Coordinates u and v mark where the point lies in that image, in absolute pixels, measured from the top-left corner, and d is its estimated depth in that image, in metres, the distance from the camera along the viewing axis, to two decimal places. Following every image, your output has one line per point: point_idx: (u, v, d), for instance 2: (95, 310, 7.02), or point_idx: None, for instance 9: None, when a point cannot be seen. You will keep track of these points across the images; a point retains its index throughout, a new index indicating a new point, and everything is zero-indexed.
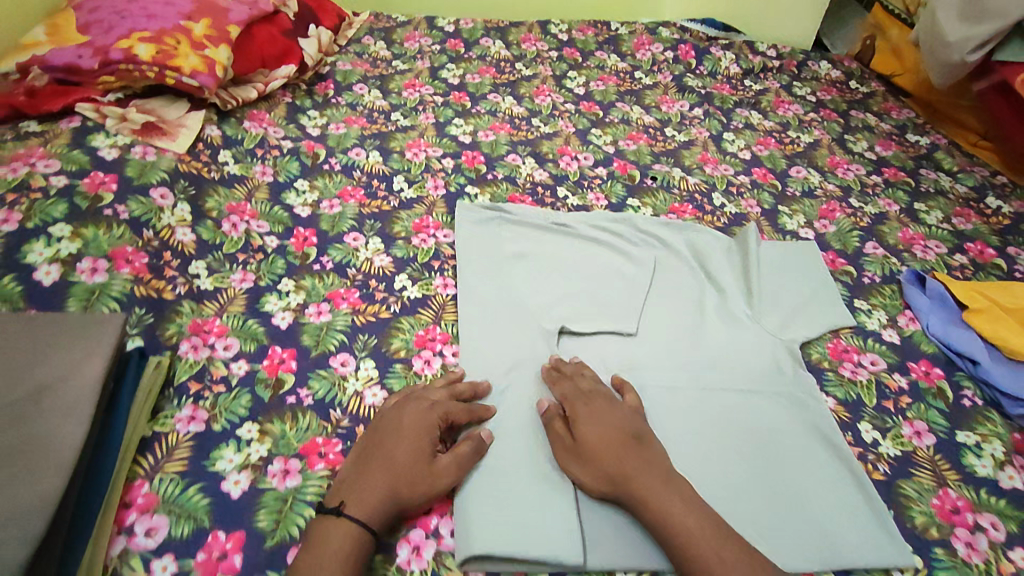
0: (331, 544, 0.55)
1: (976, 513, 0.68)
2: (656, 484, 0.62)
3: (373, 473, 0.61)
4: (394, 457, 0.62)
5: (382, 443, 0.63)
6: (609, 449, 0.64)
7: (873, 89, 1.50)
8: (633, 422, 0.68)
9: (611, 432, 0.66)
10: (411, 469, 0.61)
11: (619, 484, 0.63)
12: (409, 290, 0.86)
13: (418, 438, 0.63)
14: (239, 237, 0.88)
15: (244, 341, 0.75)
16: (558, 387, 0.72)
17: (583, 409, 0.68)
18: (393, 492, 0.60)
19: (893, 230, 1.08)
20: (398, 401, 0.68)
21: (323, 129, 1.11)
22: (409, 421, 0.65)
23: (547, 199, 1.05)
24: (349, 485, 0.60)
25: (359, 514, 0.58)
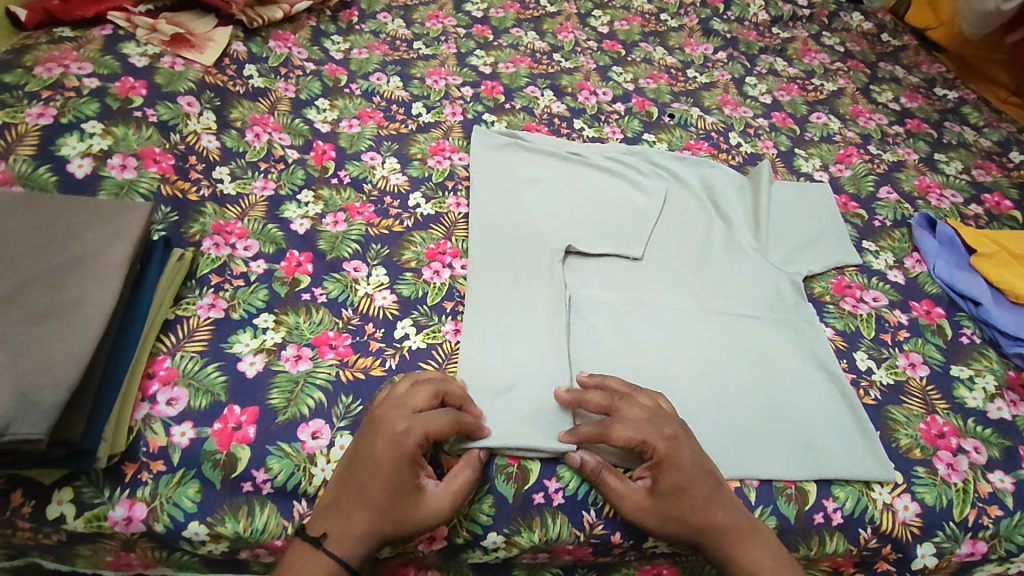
0: (310, 573, 0.55)
1: (960, 438, 0.71)
2: (742, 534, 0.60)
3: (351, 513, 0.57)
4: (369, 497, 0.56)
5: (359, 479, 0.57)
6: (697, 501, 0.60)
7: (906, 43, 1.47)
8: (709, 462, 0.63)
9: (698, 482, 0.60)
10: (390, 509, 0.56)
11: (708, 533, 0.60)
12: (422, 207, 0.88)
13: (395, 472, 0.57)
14: (261, 147, 0.91)
15: (264, 243, 0.79)
16: (616, 428, 0.61)
17: (665, 453, 0.60)
18: (376, 531, 0.56)
19: (910, 178, 1.07)
20: (376, 415, 0.60)
21: (345, 53, 1.12)
22: (384, 450, 0.57)
23: (563, 130, 1.06)
24: (332, 510, 0.57)
25: (340, 551, 0.56)
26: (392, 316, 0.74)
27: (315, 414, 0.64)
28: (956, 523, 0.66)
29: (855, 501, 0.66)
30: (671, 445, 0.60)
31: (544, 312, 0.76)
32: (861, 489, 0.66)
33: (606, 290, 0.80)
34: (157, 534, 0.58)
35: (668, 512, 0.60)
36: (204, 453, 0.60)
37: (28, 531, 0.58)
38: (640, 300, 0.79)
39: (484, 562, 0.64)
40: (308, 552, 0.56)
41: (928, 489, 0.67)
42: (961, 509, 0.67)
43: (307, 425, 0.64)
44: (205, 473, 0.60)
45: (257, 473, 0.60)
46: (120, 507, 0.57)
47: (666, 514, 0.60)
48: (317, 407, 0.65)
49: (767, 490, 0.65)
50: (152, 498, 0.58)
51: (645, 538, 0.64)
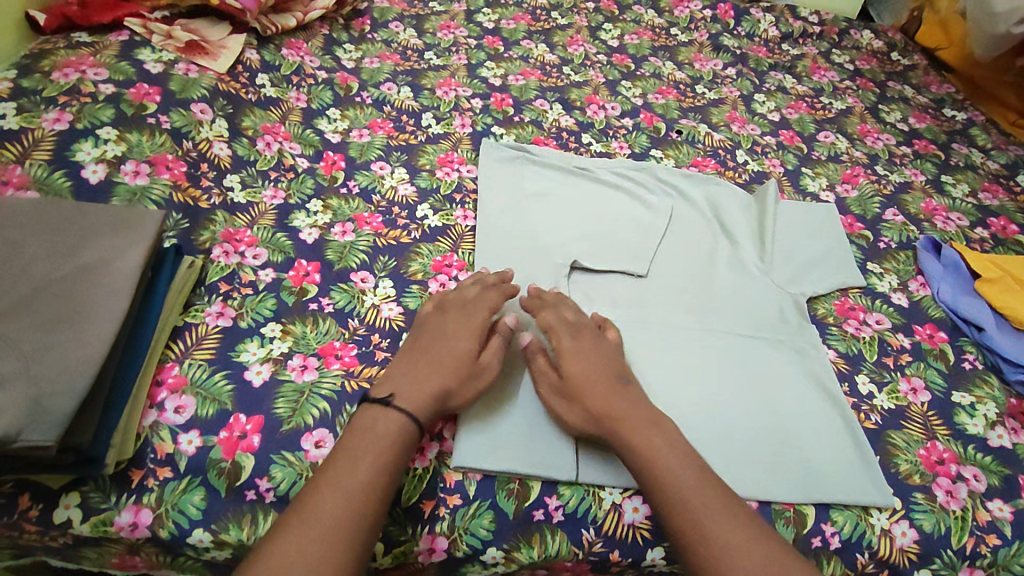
0: (378, 426, 0.60)
1: (960, 465, 0.71)
2: (641, 426, 0.64)
3: (416, 371, 0.65)
4: (437, 355, 0.67)
5: (430, 351, 0.67)
6: (593, 389, 0.66)
7: (915, 63, 1.47)
8: (616, 362, 0.70)
9: (597, 376, 0.67)
10: (459, 363, 0.66)
11: (604, 422, 0.64)
12: (430, 219, 0.89)
13: (463, 334, 0.69)
14: (272, 155, 0.92)
15: (273, 252, 0.80)
16: (544, 314, 0.73)
17: (568, 348, 0.70)
18: (442, 385, 0.64)
19: (917, 200, 1.08)
20: (441, 311, 0.72)
21: (357, 62, 1.13)
22: (456, 325, 0.70)
23: (571, 144, 1.07)
24: (398, 378, 0.65)
25: (408, 406, 0.62)
26: (398, 327, 0.75)
27: (319, 424, 0.65)
28: (954, 550, 0.66)
29: (853, 526, 0.66)
30: (577, 340, 0.70)
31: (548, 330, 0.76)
32: (860, 514, 0.67)
33: (610, 308, 0.81)
34: (161, 539, 0.59)
35: (567, 394, 0.67)
36: (209, 461, 0.61)
37: (35, 534, 0.59)
38: (644, 318, 0.80)
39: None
40: (373, 410, 0.61)
41: (927, 517, 0.67)
42: (959, 537, 0.67)
43: (311, 434, 0.64)
44: (210, 481, 0.61)
45: (261, 481, 0.61)
46: (126, 512, 0.58)
47: (564, 395, 0.67)
48: (321, 417, 0.65)
49: (766, 513, 0.66)
50: (157, 504, 0.59)
51: (644, 557, 0.65)
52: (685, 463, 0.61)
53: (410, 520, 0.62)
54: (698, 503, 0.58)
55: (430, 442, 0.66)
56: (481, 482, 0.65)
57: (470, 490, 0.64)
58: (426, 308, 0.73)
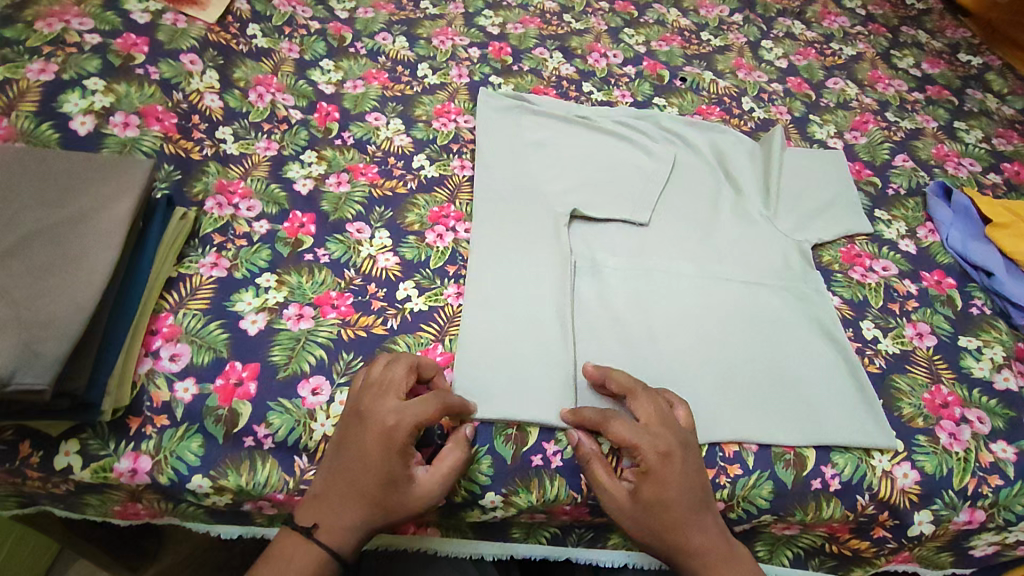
0: (295, 561, 0.56)
1: (964, 408, 0.71)
2: (719, 559, 0.59)
3: (338, 502, 0.57)
4: (358, 483, 0.56)
5: (351, 474, 0.56)
6: (678, 521, 0.58)
7: (931, 7, 1.42)
8: (699, 477, 0.60)
9: (685, 501, 0.58)
10: (378, 500, 0.56)
11: (681, 551, 0.59)
12: (427, 169, 0.87)
13: (383, 462, 0.56)
14: (265, 107, 0.90)
15: (267, 204, 0.78)
16: (614, 426, 0.59)
17: (656, 467, 0.58)
18: (366, 520, 0.56)
19: (928, 145, 1.05)
20: (369, 404, 0.57)
21: (351, 13, 1.10)
22: (372, 435, 0.56)
23: (571, 93, 1.04)
24: (324, 504, 0.57)
25: (332, 541, 0.56)
26: (395, 277, 0.74)
27: (316, 371, 0.65)
28: (955, 491, 0.66)
29: (854, 468, 0.66)
30: (665, 462, 0.58)
31: (547, 276, 0.75)
32: (861, 457, 0.66)
33: (611, 255, 0.80)
34: (161, 486, 0.59)
35: (647, 513, 0.58)
36: (207, 408, 0.61)
37: (38, 480, 0.59)
38: (645, 265, 0.78)
39: (483, 520, 0.65)
40: (295, 539, 0.57)
41: (929, 458, 0.67)
42: (961, 477, 0.66)
43: (308, 381, 0.64)
44: (208, 427, 0.61)
45: (258, 428, 0.61)
46: (124, 459, 0.58)
47: (642, 522, 0.59)
48: (318, 364, 0.65)
49: (765, 455, 0.66)
50: (156, 451, 0.59)
51: None
52: None
53: None
54: None
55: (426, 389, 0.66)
56: (478, 428, 0.64)
57: None
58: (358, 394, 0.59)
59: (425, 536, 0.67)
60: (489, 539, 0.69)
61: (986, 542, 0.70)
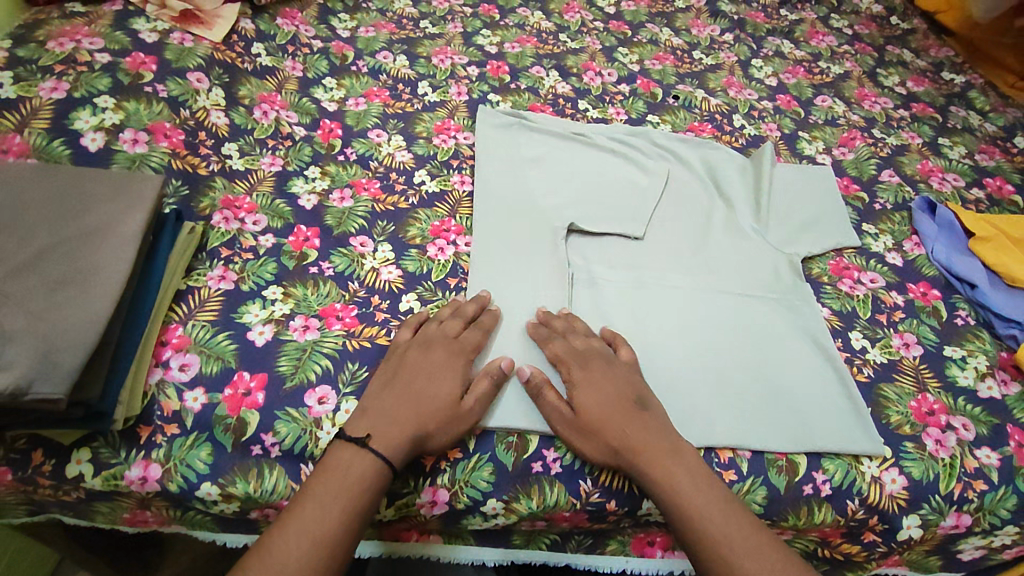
0: (355, 470, 0.57)
1: (949, 415, 0.73)
2: (662, 454, 0.61)
3: (399, 410, 0.61)
4: (419, 391, 0.63)
5: (413, 385, 0.63)
6: (611, 420, 0.63)
7: (915, 27, 1.47)
8: (630, 388, 0.66)
9: (610, 404, 0.64)
10: (440, 407, 0.62)
11: (625, 455, 0.62)
12: (428, 184, 0.89)
13: (446, 375, 0.64)
14: (269, 124, 0.93)
15: (272, 218, 0.80)
16: (551, 345, 0.69)
17: (579, 374, 0.66)
18: (423, 428, 0.61)
19: (913, 161, 1.08)
20: (426, 334, 0.68)
21: (353, 32, 1.13)
22: (441, 354, 0.66)
23: (567, 110, 1.07)
24: (377, 415, 0.61)
25: (387, 450, 0.59)
26: (398, 289, 0.76)
27: (322, 380, 0.66)
28: (942, 496, 0.68)
29: (844, 474, 0.68)
30: (588, 370, 0.66)
31: (546, 289, 0.77)
32: (851, 463, 0.68)
33: (607, 267, 0.82)
34: (171, 493, 0.61)
35: (583, 429, 0.63)
36: (216, 417, 0.63)
37: (49, 489, 0.60)
38: (640, 276, 0.81)
39: (484, 526, 0.67)
40: (350, 449, 0.58)
41: (916, 464, 0.69)
42: (947, 483, 0.68)
43: (314, 391, 0.66)
44: (217, 436, 0.62)
45: (266, 437, 0.63)
46: (135, 467, 0.60)
47: (579, 429, 0.64)
48: (323, 374, 0.67)
49: (759, 461, 0.67)
50: (166, 459, 0.61)
51: (639, 506, 0.67)
52: (716, 505, 0.58)
53: (412, 473, 0.64)
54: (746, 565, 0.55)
55: None
56: (480, 436, 0.66)
57: (470, 444, 0.65)
58: (408, 335, 0.69)
59: (428, 543, 0.69)
60: (490, 546, 0.70)
61: (973, 546, 0.72)
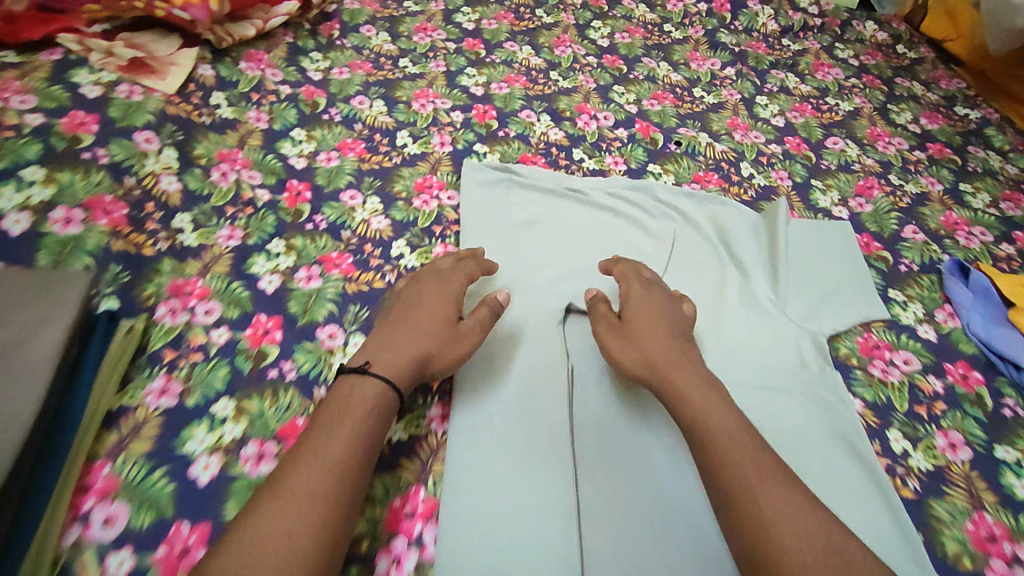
0: (355, 395, 0.58)
1: (1014, 543, 0.63)
2: (696, 379, 0.62)
3: (397, 339, 0.64)
4: (415, 318, 0.66)
5: (409, 316, 0.67)
6: (654, 328, 0.67)
7: (922, 56, 1.39)
8: (679, 322, 0.70)
9: (656, 319, 0.69)
10: (436, 330, 0.65)
11: (658, 365, 0.64)
12: (407, 258, 0.80)
13: (440, 301, 0.68)
14: (228, 188, 0.83)
15: (227, 306, 0.71)
16: (617, 265, 0.76)
17: (637, 294, 0.72)
18: (423, 350, 0.63)
19: (935, 213, 1.00)
20: (419, 276, 0.73)
21: (325, 73, 1.04)
22: (431, 286, 0.70)
23: (561, 161, 0.99)
24: (380, 346, 0.63)
25: (387, 373, 0.60)
26: None
27: None
28: None
29: None
30: (647, 291, 0.72)
31: (541, 388, 0.69)
32: None
33: None
34: None
35: (625, 334, 0.68)
36: None
37: None
38: None
39: None
40: (351, 380, 0.59)
41: None
42: None
43: None
44: None
45: None
46: None
47: (624, 334, 0.68)
48: None
49: None
50: None
51: None
52: (744, 431, 0.57)
53: None
54: (771, 493, 0.52)
55: (408, 550, 0.59)
56: None
57: None
58: (403, 283, 0.73)
59: None
60: None
61: None
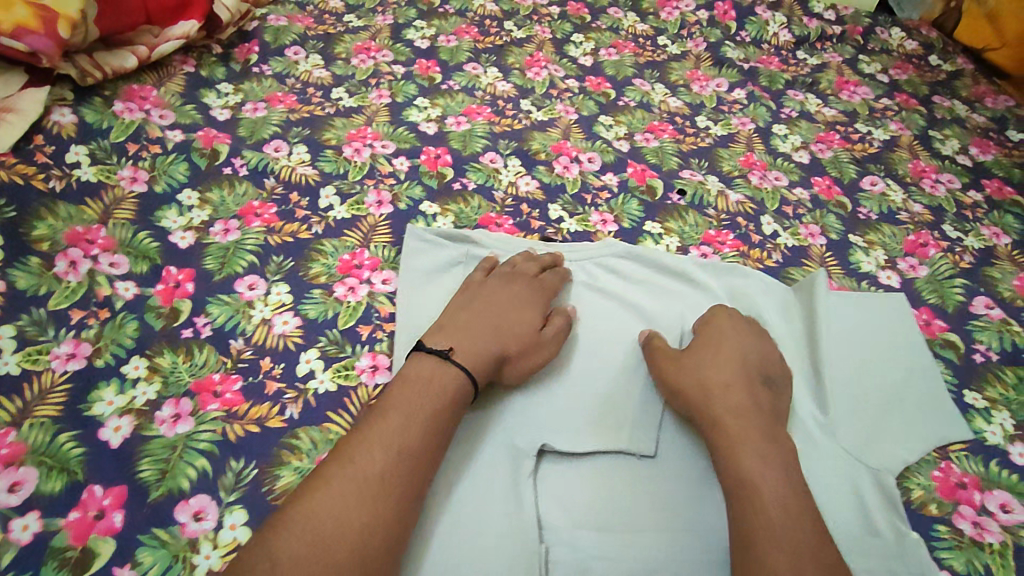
0: (436, 383, 0.53)
1: None
2: (752, 444, 0.54)
3: (475, 330, 0.59)
4: (497, 316, 0.60)
5: (492, 307, 0.61)
6: (719, 365, 0.59)
7: (960, 68, 1.18)
8: (761, 369, 0.60)
9: (730, 358, 0.60)
10: (521, 333, 0.60)
11: (710, 409, 0.57)
12: (318, 377, 0.60)
13: (527, 302, 0.63)
14: (78, 283, 0.61)
15: (47, 473, 0.51)
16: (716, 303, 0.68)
17: (714, 331, 0.63)
18: (501, 353, 0.58)
19: (1007, 275, 0.81)
20: (508, 268, 0.66)
21: (234, 111, 0.82)
22: (523, 283, 0.65)
23: (535, 222, 0.77)
24: (457, 332, 0.58)
25: (466, 364, 0.55)
26: None
27: None
28: None
29: None
30: (732, 331, 0.63)
31: None
32: None
33: (600, 524, 0.54)
34: None
35: (681, 367, 0.60)
36: None
37: None
38: (652, 543, 0.54)
39: None
40: (432, 361, 0.55)
41: None
42: None
43: None
44: None
45: None
46: None
47: (682, 368, 0.60)
48: None
49: None
50: None
51: None
52: (788, 514, 0.49)
53: None
54: None
55: None
56: None
57: None
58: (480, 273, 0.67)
59: None
60: None
61: None
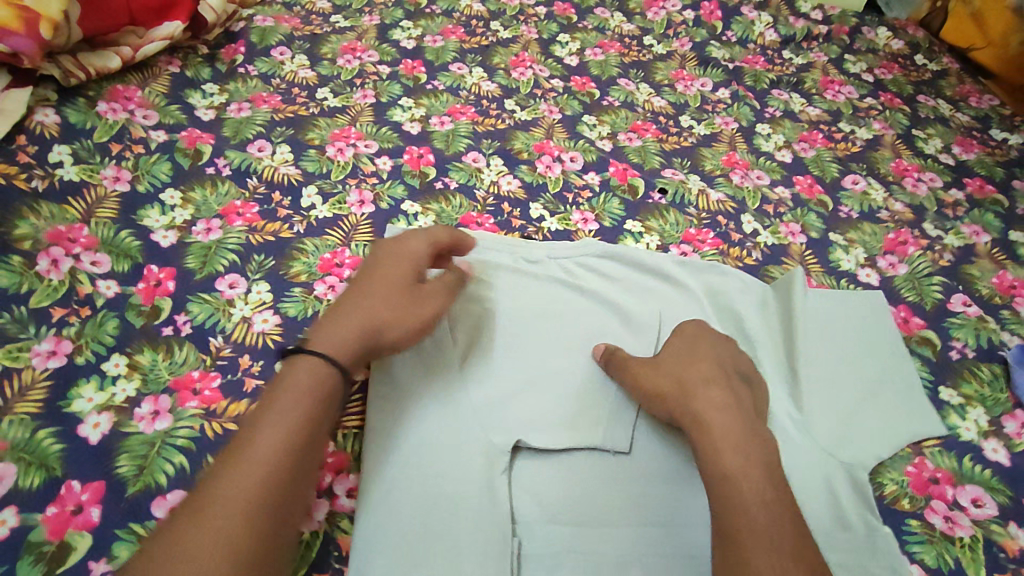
0: (290, 371, 0.48)
1: None
2: (730, 436, 0.53)
3: (343, 309, 0.54)
4: (367, 290, 0.56)
5: (362, 282, 0.56)
6: (693, 364, 0.60)
7: (945, 67, 1.19)
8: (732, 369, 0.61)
9: (704, 357, 0.61)
10: (392, 300, 0.55)
11: (689, 405, 0.56)
12: None
13: (399, 270, 0.58)
14: (59, 282, 0.62)
15: (25, 469, 0.51)
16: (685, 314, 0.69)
17: (687, 335, 0.64)
18: (370, 324, 0.53)
19: (986, 273, 0.82)
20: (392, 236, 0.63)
21: (219, 111, 0.82)
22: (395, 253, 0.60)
23: (516, 221, 0.78)
24: (326, 316, 0.53)
25: (326, 347, 0.50)
26: None
27: None
28: None
29: None
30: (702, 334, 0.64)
31: None
32: None
33: (575, 519, 0.55)
34: None
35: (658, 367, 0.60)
36: None
37: None
38: (626, 537, 0.54)
39: None
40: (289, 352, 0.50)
41: None
42: None
43: None
44: None
45: None
46: None
47: (658, 368, 0.60)
48: None
49: None
50: None
51: None
52: (767, 503, 0.48)
53: None
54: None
55: None
56: None
57: None
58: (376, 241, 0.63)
59: None
60: None
61: None
